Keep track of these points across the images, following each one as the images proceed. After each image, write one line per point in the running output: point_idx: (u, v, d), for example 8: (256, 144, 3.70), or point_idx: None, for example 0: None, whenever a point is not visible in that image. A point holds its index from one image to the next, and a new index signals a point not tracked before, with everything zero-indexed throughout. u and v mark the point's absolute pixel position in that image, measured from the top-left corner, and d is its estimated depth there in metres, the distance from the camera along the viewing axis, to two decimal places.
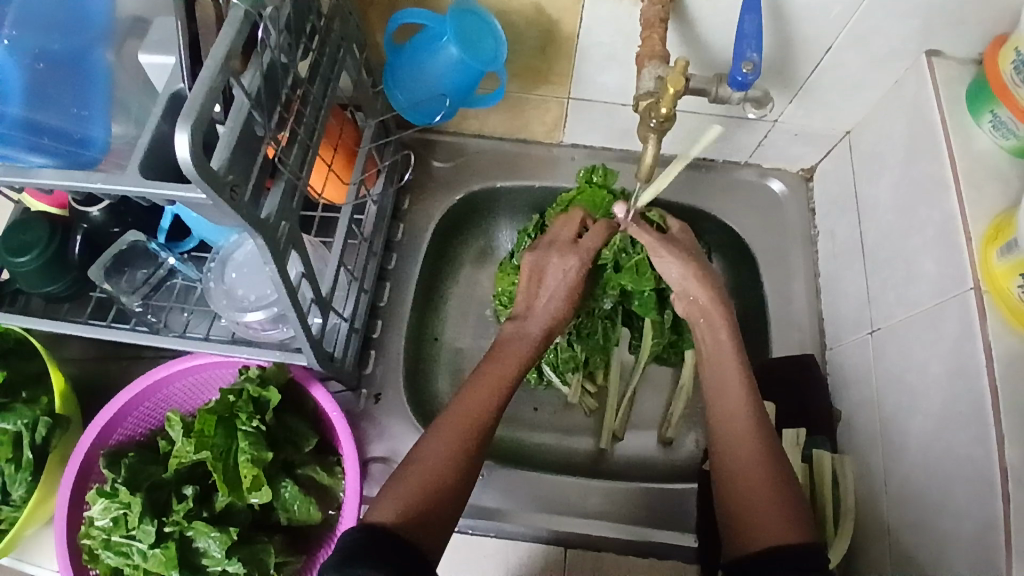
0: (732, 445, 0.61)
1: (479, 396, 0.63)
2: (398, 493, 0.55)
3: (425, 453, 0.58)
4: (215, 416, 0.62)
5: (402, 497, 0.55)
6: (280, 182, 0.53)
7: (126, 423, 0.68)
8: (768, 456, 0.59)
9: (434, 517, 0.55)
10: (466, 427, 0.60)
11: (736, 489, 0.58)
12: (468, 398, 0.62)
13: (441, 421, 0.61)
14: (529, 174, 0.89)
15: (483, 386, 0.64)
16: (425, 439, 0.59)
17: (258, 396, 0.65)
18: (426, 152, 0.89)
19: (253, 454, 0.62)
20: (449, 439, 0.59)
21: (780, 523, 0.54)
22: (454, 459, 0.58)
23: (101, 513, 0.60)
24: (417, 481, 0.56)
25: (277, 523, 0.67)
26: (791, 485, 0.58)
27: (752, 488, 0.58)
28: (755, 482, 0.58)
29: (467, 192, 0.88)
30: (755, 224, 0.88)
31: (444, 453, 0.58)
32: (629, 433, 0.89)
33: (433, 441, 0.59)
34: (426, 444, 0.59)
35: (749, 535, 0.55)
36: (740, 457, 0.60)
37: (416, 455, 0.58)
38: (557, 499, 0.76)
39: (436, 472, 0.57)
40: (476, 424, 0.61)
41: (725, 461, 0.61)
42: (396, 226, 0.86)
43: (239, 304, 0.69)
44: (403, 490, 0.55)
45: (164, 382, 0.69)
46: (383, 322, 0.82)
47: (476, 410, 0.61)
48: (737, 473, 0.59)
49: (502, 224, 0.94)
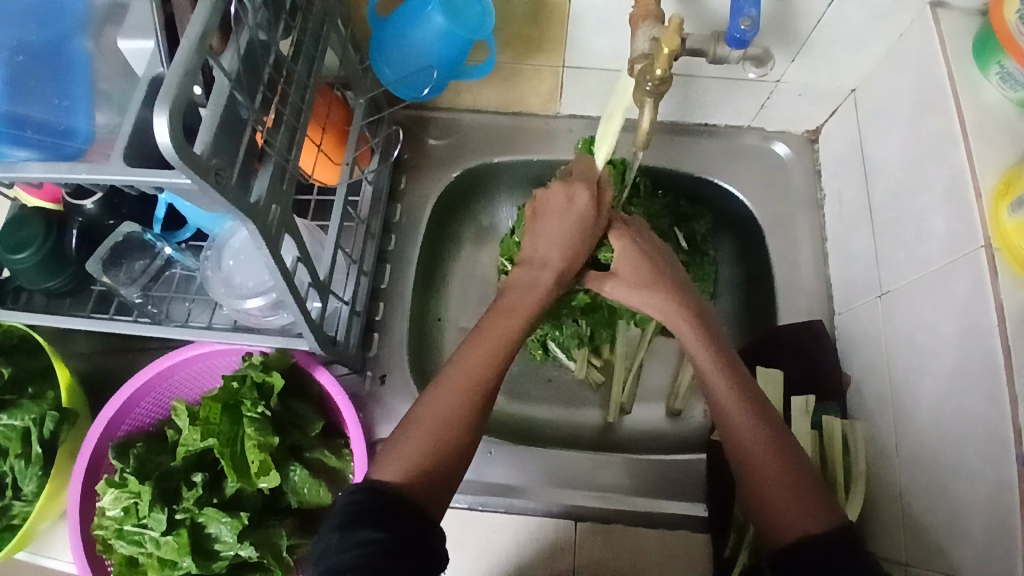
0: (738, 444, 0.57)
1: (481, 350, 0.60)
2: (402, 453, 0.54)
3: (427, 412, 0.56)
4: (220, 403, 0.62)
5: (405, 458, 0.54)
6: (268, 164, 0.52)
7: (133, 414, 0.68)
8: (776, 445, 0.57)
9: (438, 478, 0.54)
10: (468, 387, 0.58)
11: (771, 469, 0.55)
12: (468, 357, 0.59)
13: (441, 378, 0.59)
14: (526, 147, 0.87)
15: (482, 345, 0.60)
16: (427, 397, 0.58)
17: (262, 381, 0.64)
18: (419, 129, 0.88)
19: (259, 440, 0.62)
20: (451, 395, 0.57)
21: (809, 514, 0.53)
22: (457, 416, 0.56)
23: (112, 504, 0.61)
24: (420, 441, 0.55)
25: (287, 506, 0.67)
26: (804, 467, 0.56)
27: (771, 482, 0.55)
28: (771, 475, 0.55)
29: (464, 168, 0.87)
30: (760, 190, 0.86)
31: (448, 414, 0.56)
32: (637, 405, 0.89)
33: (434, 399, 0.57)
34: (428, 403, 0.57)
35: (783, 532, 0.53)
36: (751, 454, 0.56)
37: (418, 414, 0.57)
38: (567, 473, 0.76)
39: (439, 433, 0.55)
40: (478, 382, 0.58)
41: (736, 461, 0.57)
42: (394, 207, 0.85)
43: (238, 291, 0.68)
44: (406, 448, 0.54)
45: (168, 372, 0.69)
46: (385, 304, 0.81)
47: (478, 370, 0.59)
48: (752, 471, 0.56)
49: (502, 200, 0.92)
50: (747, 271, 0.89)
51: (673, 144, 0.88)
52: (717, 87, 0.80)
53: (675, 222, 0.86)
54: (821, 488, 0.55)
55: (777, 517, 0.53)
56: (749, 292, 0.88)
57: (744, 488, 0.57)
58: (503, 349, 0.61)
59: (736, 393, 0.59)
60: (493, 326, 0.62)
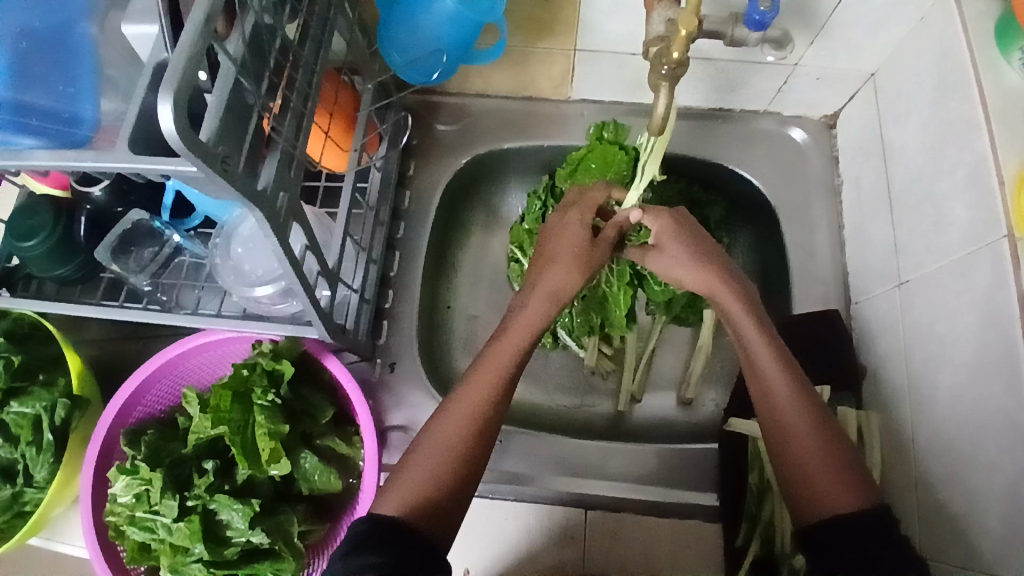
0: (778, 421, 0.57)
1: (486, 377, 0.59)
2: (407, 483, 0.54)
3: (431, 442, 0.56)
4: (231, 390, 0.62)
5: (409, 488, 0.54)
6: (276, 151, 0.51)
7: (144, 401, 0.69)
8: (817, 422, 0.56)
9: (441, 508, 0.53)
10: (472, 415, 0.57)
11: (797, 455, 0.55)
12: (475, 383, 0.59)
13: (444, 408, 0.58)
14: (538, 133, 0.86)
15: (486, 374, 0.59)
16: (430, 429, 0.57)
17: (272, 369, 0.64)
18: (428, 115, 0.87)
19: (270, 428, 0.61)
20: (452, 426, 0.57)
21: (846, 490, 0.52)
22: (457, 448, 0.56)
23: (124, 490, 0.61)
24: (422, 474, 0.54)
25: (299, 493, 0.67)
26: (843, 443, 0.55)
27: (810, 458, 0.54)
28: (810, 452, 0.54)
29: (473, 154, 0.86)
30: (775, 176, 0.84)
31: (449, 445, 0.56)
32: (647, 395, 0.88)
33: (434, 431, 0.57)
34: (433, 433, 0.57)
35: (820, 508, 0.52)
36: (790, 432, 0.56)
37: (422, 443, 0.57)
38: (577, 461, 0.76)
39: (444, 462, 0.55)
40: (480, 412, 0.57)
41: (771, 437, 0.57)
42: (403, 193, 0.84)
43: (247, 279, 0.68)
44: (406, 483, 0.54)
45: (179, 359, 0.69)
46: (395, 291, 0.81)
47: (482, 397, 0.58)
48: (791, 447, 0.55)
49: (512, 186, 0.91)
50: (762, 259, 0.87)
51: (684, 130, 0.86)
52: (733, 71, 0.78)
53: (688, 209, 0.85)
54: (857, 465, 0.55)
55: (814, 493, 0.53)
56: (765, 282, 0.86)
57: (779, 466, 0.56)
58: (508, 372, 0.60)
59: (778, 370, 0.58)
60: (499, 347, 0.61)
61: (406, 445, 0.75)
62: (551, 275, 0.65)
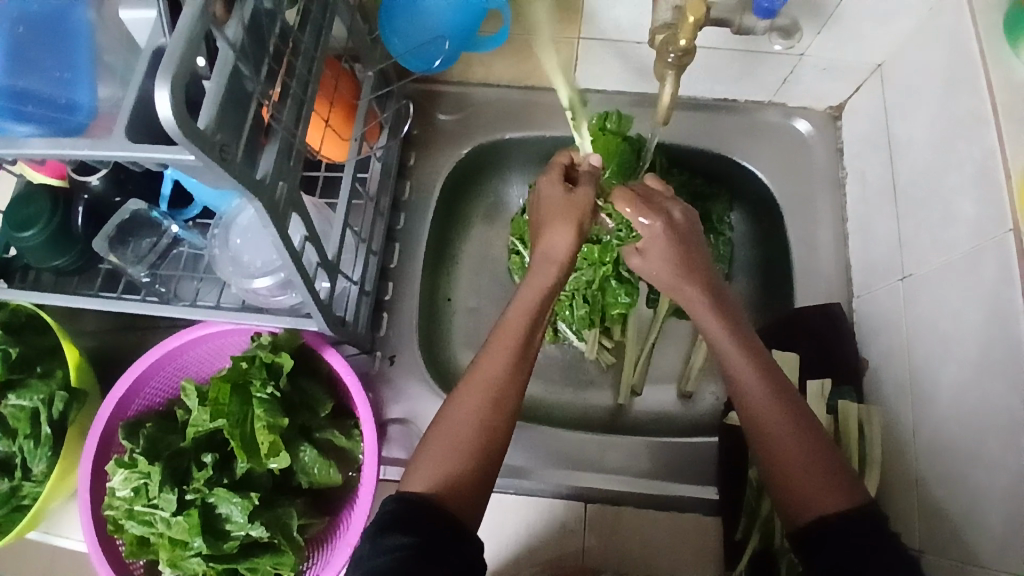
0: (762, 420, 0.56)
1: (502, 348, 0.58)
2: (432, 458, 0.53)
3: (451, 416, 0.55)
4: (229, 383, 0.61)
5: (434, 465, 0.53)
6: (275, 140, 0.50)
7: (142, 394, 0.68)
8: (799, 424, 0.55)
9: (469, 482, 0.53)
10: (490, 386, 0.56)
11: (783, 456, 0.54)
12: (490, 354, 0.58)
13: (463, 380, 0.57)
14: (539, 124, 0.84)
15: (501, 345, 0.58)
16: (451, 401, 0.56)
17: (271, 362, 0.63)
18: (429, 104, 0.85)
19: (269, 421, 0.61)
20: (472, 398, 0.56)
21: (832, 492, 0.52)
22: (479, 421, 0.55)
23: (123, 484, 0.61)
24: (445, 447, 0.54)
25: (298, 486, 0.66)
26: (826, 443, 0.54)
27: (793, 462, 0.53)
28: (794, 455, 0.54)
29: (474, 145, 0.85)
30: (779, 169, 0.83)
31: (471, 417, 0.55)
32: (648, 388, 0.88)
33: (455, 404, 0.56)
34: (453, 406, 0.56)
35: (807, 512, 0.52)
36: (772, 436, 0.55)
37: (443, 417, 0.56)
38: (577, 455, 0.76)
39: (465, 435, 0.54)
40: (499, 382, 0.56)
41: (756, 439, 0.56)
42: (403, 184, 0.83)
43: (245, 270, 0.67)
44: (433, 456, 0.54)
45: (178, 352, 0.68)
46: (394, 283, 0.80)
47: (497, 369, 0.57)
48: (774, 452, 0.55)
49: (513, 177, 0.90)
50: (765, 252, 0.87)
51: (686, 121, 0.85)
52: (738, 61, 0.77)
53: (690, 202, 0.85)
54: (842, 464, 0.54)
55: (800, 496, 0.52)
56: (768, 275, 0.86)
57: (765, 465, 0.56)
58: (522, 342, 0.58)
59: (756, 375, 0.58)
60: (512, 317, 0.60)
61: (405, 439, 0.75)
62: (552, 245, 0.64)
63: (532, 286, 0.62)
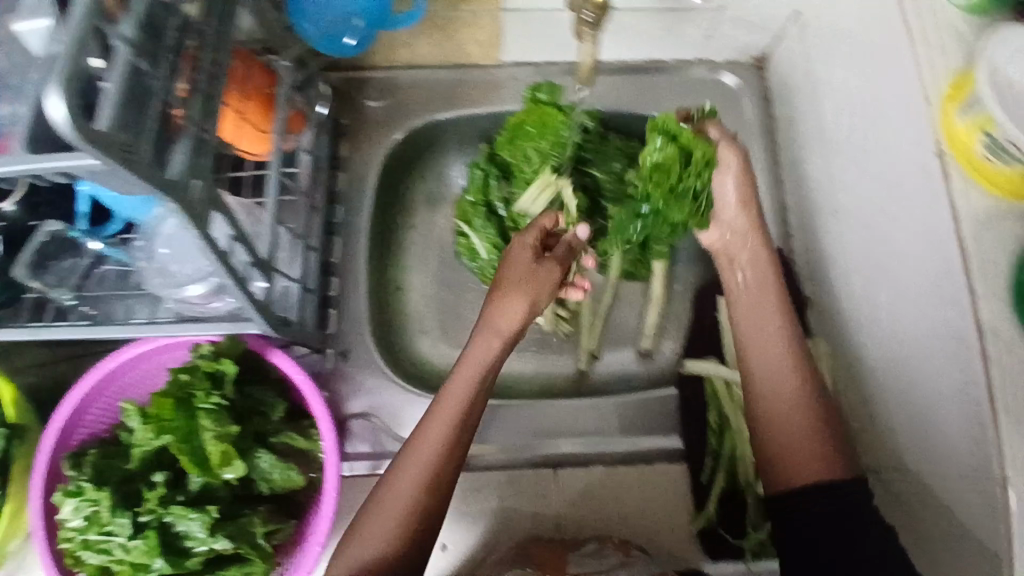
0: (774, 395, 0.63)
1: (439, 421, 0.59)
2: (359, 544, 0.56)
3: (388, 493, 0.57)
4: (170, 398, 0.58)
5: (364, 548, 0.55)
6: (185, 137, 0.48)
7: (87, 420, 0.65)
8: (809, 401, 0.62)
9: (399, 563, 0.55)
10: (426, 464, 0.58)
11: (781, 425, 0.61)
12: (428, 427, 0.59)
13: (403, 453, 0.59)
14: (470, 101, 0.83)
15: (439, 416, 0.60)
16: (389, 475, 0.59)
17: (213, 370, 0.61)
18: (357, 92, 0.83)
19: (218, 431, 0.58)
20: (409, 474, 0.58)
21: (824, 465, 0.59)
22: (413, 496, 0.57)
23: (73, 514, 0.57)
24: (378, 526, 0.56)
25: (259, 493, 0.63)
26: (832, 423, 0.61)
27: (796, 431, 0.61)
28: (801, 427, 0.61)
29: (407, 129, 0.83)
30: None
31: (405, 493, 0.57)
32: (607, 351, 0.89)
33: (392, 479, 0.58)
34: (392, 478, 0.58)
35: (796, 480, 0.59)
36: (784, 406, 0.62)
37: (378, 495, 0.58)
38: (545, 424, 0.77)
39: (396, 517, 0.56)
40: (435, 458, 0.58)
41: (759, 413, 0.63)
42: (338, 176, 0.81)
43: (175, 279, 0.64)
44: (364, 534, 0.56)
45: (118, 372, 0.65)
46: (339, 278, 0.79)
47: (432, 448, 0.58)
48: (781, 421, 0.61)
49: (452, 159, 0.90)
50: None
51: None
52: None
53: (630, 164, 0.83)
54: (842, 444, 0.60)
55: (790, 465, 0.59)
56: None
57: (761, 436, 0.62)
58: (461, 413, 0.60)
59: (783, 353, 0.64)
60: (455, 385, 0.62)
61: (369, 432, 0.74)
62: (503, 301, 0.66)
63: (478, 342, 0.64)
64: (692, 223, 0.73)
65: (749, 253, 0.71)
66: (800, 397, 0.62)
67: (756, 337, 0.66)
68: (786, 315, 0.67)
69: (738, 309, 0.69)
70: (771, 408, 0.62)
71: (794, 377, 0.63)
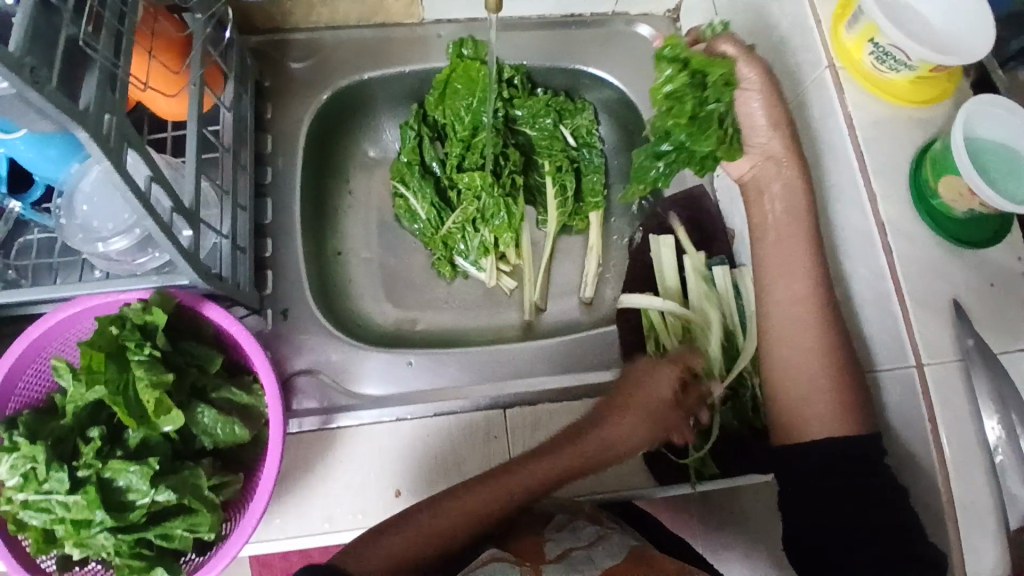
0: (793, 341, 0.65)
1: (506, 485, 0.62)
2: (364, 561, 0.56)
3: (421, 524, 0.59)
4: (101, 351, 0.56)
5: (366, 565, 0.56)
6: (92, 70, 0.47)
7: (18, 389, 0.62)
8: (832, 346, 0.63)
9: None
10: (469, 513, 0.60)
11: (792, 374, 0.65)
12: (496, 486, 0.62)
13: (460, 493, 0.61)
14: (395, 59, 0.84)
15: (510, 484, 0.62)
16: (434, 506, 0.61)
17: (144, 323, 0.59)
18: (279, 54, 0.83)
19: (152, 379, 0.57)
20: (454, 514, 0.60)
21: (840, 418, 0.61)
22: (445, 537, 0.59)
23: (8, 473, 0.54)
24: (393, 553, 0.57)
25: (201, 449, 0.63)
26: (848, 372, 0.62)
27: (807, 379, 0.64)
28: (819, 372, 0.63)
29: (333, 89, 0.83)
30: (633, 74, 0.88)
31: (439, 530, 0.59)
32: (551, 303, 0.91)
33: (436, 512, 0.60)
34: (435, 509, 0.60)
35: (800, 432, 0.64)
36: (801, 349, 0.64)
37: (412, 519, 0.60)
38: (493, 367, 0.77)
39: (410, 550, 0.58)
40: (482, 515, 0.60)
41: (779, 361, 0.66)
42: (265, 138, 0.81)
43: (96, 235, 0.63)
44: (372, 555, 0.57)
45: (47, 337, 0.63)
46: (273, 239, 0.78)
47: (486, 503, 0.61)
48: (792, 367, 0.65)
49: (384, 121, 0.90)
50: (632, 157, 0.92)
51: (541, 39, 0.88)
52: None
53: (558, 121, 0.88)
54: (862, 395, 0.62)
55: (799, 419, 0.64)
56: None
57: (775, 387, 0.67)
58: (524, 499, 0.62)
59: (808, 295, 0.64)
60: (538, 468, 0.63)
61: (316, 388, 0.73)
62: (614, 424, 0.66)
63: (575, 448, 0.65)
64: (721, 152, 0.70)
65: (781, 182, 0.67)
66: (818, 337, 0.63)
67: (787, 275, 0.66)
68: (816, 245, 0.65)
69: (763, 247, 0.68)
70: (783, 354, 0.66)
71: (817, 325, 0.63)
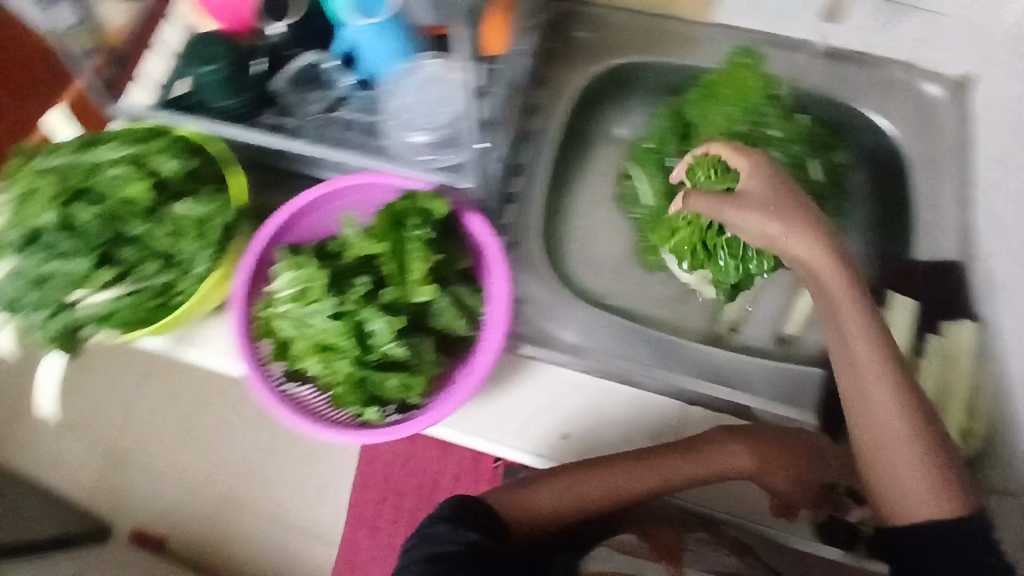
0: (877, 445, 0.59)
1: (641, 472, 0.72)
2: (527, 501, 0.74)
3: (568, 484, 0.73)
4: (387, 218, 0.68)
5: (525, 502, 0.74)
6: None
7: (295, 230, 0.74)
8: (902, 448, 0.58)
9: (538, 523, 0.74)
10: (606, 488, 0.71)
11: (874, 470, 0.59)
12: (632, 469, 0.72)
13: (603, 464, 0.72)
14: (672, 51, 0.89)
15: (642, 468, 0.72)
16: (580, 472, 0.73)
17: (427, 208, 0.69)
18: (571, 22, 0.91)
19: (423, 254, 0.68)
20: (593, 483, 0.72)
21: (933, 506, 0.57)
22: (583, 501, 0.72)
23: (287, 285, 0.67)
24: (543, 501, 0.73)
25: (428, 327, 0.70)
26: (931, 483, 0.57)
27: (899, 479, 0.58)
28: (892, 473, 0.58)
29: (611, 63, 0.90)
30: (909, 126, 0.85)
31: (579, 494, 0.72)
32: (749, 326, 0.87)
33: (578, 476, 0.72)
34: (579, 477, 0.72)
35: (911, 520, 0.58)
36: (886, 448, 0.59)
37: (561, 478, 0.74)
38: (682, 360, 0.78)
39: (558, 506, 0.73)
40: (615, 492, 0.72)
41: (864, 459, 0.60)
42: (539, 89, 0.89)
43: (406, 126, 0.74)
44: (530, 499, 0.74)
45: (328, 198, 0.74)
46: (522, 178, 0.85)
47: (619, 482, 0.71)
48: (871, 460, 0.59)
49: (637, 107, 0.95)
50: (875, 208, 0.89)
51: (822, 69, 0.88)
52: None
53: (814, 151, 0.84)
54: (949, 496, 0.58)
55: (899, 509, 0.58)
56: (881, 229, 0.88)
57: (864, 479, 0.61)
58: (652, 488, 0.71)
59: (886, 400, 0.59)
60: (671, 465, 0.71)
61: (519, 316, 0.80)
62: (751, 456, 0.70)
63: (706, 458, 0.71)
64: (745, 282, 0.81)
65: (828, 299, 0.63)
66: (894, 441, 0.58)
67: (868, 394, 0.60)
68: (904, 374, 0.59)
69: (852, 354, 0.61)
70: (868, 451, 0.60)
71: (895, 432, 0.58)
